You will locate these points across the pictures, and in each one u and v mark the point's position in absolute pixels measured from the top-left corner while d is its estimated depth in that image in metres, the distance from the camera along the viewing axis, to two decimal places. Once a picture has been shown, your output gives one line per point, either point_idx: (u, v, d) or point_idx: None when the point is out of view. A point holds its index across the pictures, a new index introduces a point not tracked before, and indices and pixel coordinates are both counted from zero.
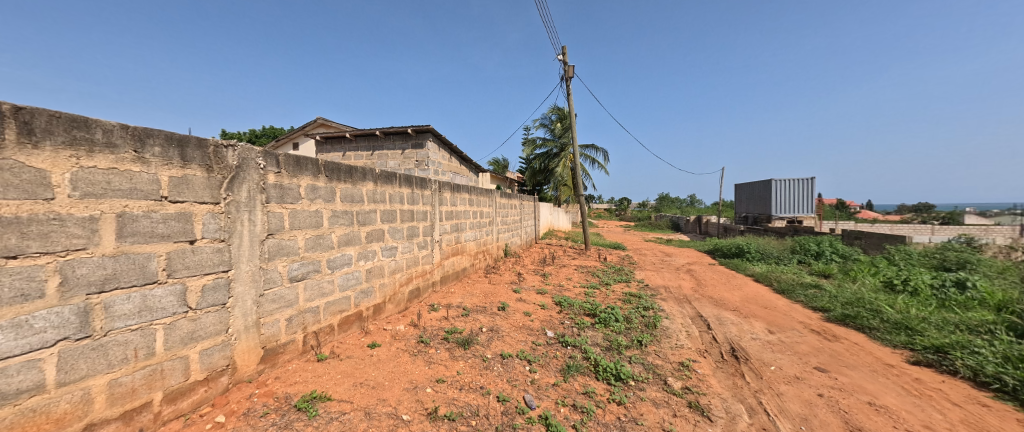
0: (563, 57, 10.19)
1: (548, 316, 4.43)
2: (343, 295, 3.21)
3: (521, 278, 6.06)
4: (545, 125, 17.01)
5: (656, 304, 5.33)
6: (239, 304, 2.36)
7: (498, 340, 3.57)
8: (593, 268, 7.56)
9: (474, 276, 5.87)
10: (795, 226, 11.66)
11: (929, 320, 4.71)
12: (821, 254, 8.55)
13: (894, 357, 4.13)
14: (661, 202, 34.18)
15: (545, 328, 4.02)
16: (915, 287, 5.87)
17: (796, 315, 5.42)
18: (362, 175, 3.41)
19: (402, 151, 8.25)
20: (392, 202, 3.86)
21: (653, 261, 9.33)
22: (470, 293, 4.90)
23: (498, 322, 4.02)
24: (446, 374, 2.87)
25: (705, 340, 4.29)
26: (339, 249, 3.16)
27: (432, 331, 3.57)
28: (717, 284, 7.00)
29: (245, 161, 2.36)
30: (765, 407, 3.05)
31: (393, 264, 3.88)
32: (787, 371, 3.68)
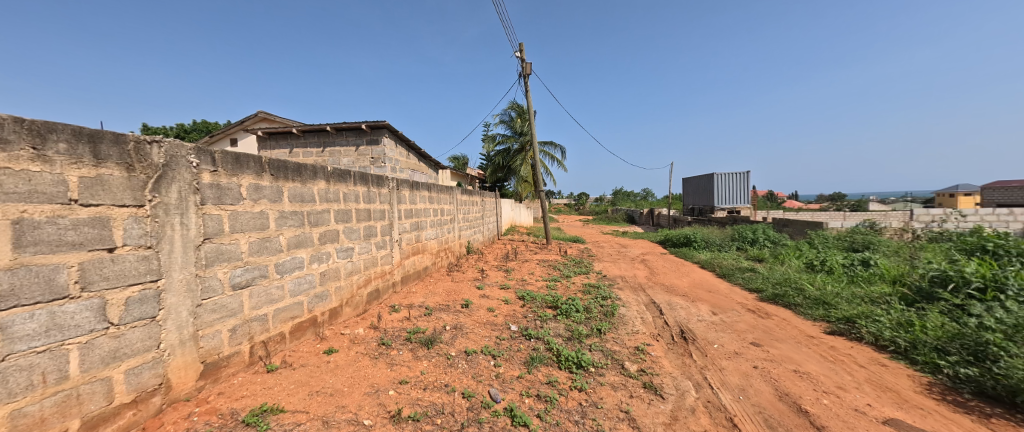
0: (519, 54, 10.22)
1: (512, 310, 4.46)
2: (295, 300, 3.06)
3: (483, 274, 6.05)
4: (504, 122, 17.01)
5: (614, 294, 5.52)
6: (172, 316, 2.17)
7: (462, 337, 3.54)
8: (555, 262, 7.68)
9: (436, 275, 5.78)
10: (734, 216, 12.52)
11: (843, 294, 5.23)
12: (755, 240, 9.23)
13: (814, 329, 4.55)
14: (618, 196, 35.38)
15: (508, 322, 4.05)
16: (829, 266, 6.49)
17: (736, 297, 5.81)
18: (312, 174, 3.26)
19: (355, 147, 7.94)
20: (347, 201, 3.71)
21: (610, 253, 9.63)
22: (431, 292, 4.83)
23: (462, 319, 3.99)
24: (409, 375, 2.81)
25: (658, 324, 4.50)
26: (289, 252, 3.00)
27: (394, 332, 3.49)
28: (669, 272, 7.34)
29: (174, 158, 2.17)
30: (710, 382, 3.25)
31: (349, 265, 3.73)
32: (728, 348, 3.95)
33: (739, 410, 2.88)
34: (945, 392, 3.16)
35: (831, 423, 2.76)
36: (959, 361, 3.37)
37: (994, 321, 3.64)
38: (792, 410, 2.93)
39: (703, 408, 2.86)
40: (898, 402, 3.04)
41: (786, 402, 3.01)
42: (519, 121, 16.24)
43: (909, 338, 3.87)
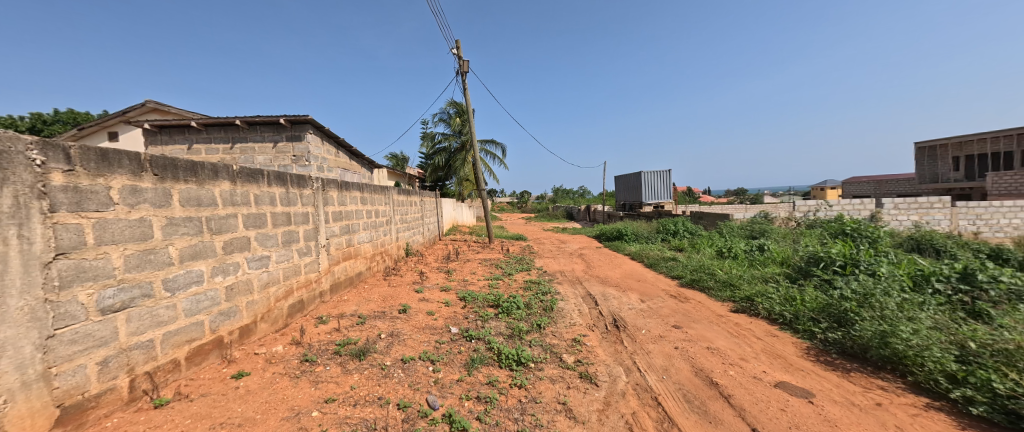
0: (457, 51, 10.04)
1: (453, 312, 4.37)
2: (192, 321, 2.71)
3: (423, 277, 5.88)
4: (443, 120, 16.70)
5: (553, 289, 5.66)
6: (8, 353, 1.81)
7: (399, 344, 3.40)
8: (497, 261, 7.68)
9: (370, 280, 5.50)
10: (659, 210, 13.50)
11: (744, 276, 5.86)
12: (676, 232, 10.01)
13: (723, 308, 5.05)
14: (557, 193, 36.50)
15: (448, 324, 3.97)
16: (734, 253, 7.22)
17: (661, 284, 6.26)
18: (213, 174, 2.92)
19: (273, 143, 7.31)
20: (259, 204, 3.38)
21: (550, 249, 9.86)
22: (365, 299, 4.58)
23: (399, 325, 3.83)
24: (337, 392, 2.63)
25: (594, 315, 4.69)
26: (183, 266, 2.66)
27: (320, 346, 3.25)
28: (603, 265, 7.69)
29: (5, 155, 1.82)
30: (638, 365, 3.46)
31: (264, 277, 3.41)
32: (654, 332, 4.22)
33: (662, 389, 3.10)
34: (819, 354, 3.71)
35: (736, 391, 3.08)
36: (827, 327, 4.03)
37: (850, 291, 4.40)
38: (705, 383, 3.21)
39: (632, 391, 3.03)
40: (787, 367, 3.48)
41: (700, 376, 3.30)
42: (459, 120, 16.07)
43: (792, 310, 4.49)
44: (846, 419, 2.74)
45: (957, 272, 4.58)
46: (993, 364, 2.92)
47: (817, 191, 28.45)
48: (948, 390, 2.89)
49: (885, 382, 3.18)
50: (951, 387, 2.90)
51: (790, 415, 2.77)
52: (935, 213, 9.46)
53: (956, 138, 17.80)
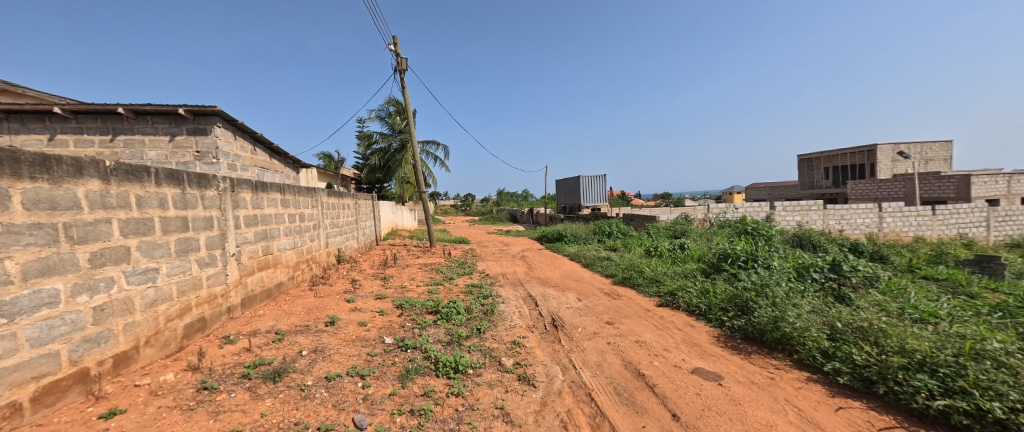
0: (394, 48, 9.69)
1: (388, 321, 4.17)
2: (41, 353, 2.26)
3: (356, 285, 5.54)
4: (381, 118, 16.06)
5: (494, 292, 5.63)
6: None
7: (324, 361, 3.15)
8: (437, 265, 7.48)
9: (292, 291, 5.05)
10: (595, 213, 14.12)
11: (668, 272, 6.30)
12: (611, 233, 10.53)
13: (650, 303, 5.39)
14: (500, 196, 36.74)
15: (382, 335, 3.78)
16: (660, 252, 7.74)
17: (597, 283, 6.51)
18: (81, 170, 2.50)
19: (169, 137, 6.47)
20: (145, 207, 2.95)
21: (493, 252, 9.85)
22: (285, 313, 4.18)
23: (324, 340, 3.56)
24: (243, 421, 2.36)
25: (534, 316, 4.73)
26: (28, 285, 2.22)
27: (224, 370, 2.89)
28: (544, 266, 7.83)
29: None
30: (574, 363, 3.55)
31: (151, 294, 2.96)
32: (589, 330, 4.37)
33: (595, 384, 3.21)
34: (728, 340, 4.12)
35: (660, 381, 3.28)
36: (733, 315, 4.48)
37: (750, 283, 4.94)
38: (633, 375, 3.38)
39: (568, 389, 3.10)
40: (702, 354, 3.80)
41: (629, 369, 3.48)
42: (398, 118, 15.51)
43: (705, 302, 4.93)
44: (749, 398, 3.05)
45: (827, 263, 5.30)
46: (853, 338, 3.45)
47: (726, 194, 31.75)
48: (823, 365, 3.38)
49: (778, 361, 3.63)
50: (826, 362, 3.39)
51: (704, 399, 3.02)
52: (812, 214, 10.97)
53: (826, 153, 21.09)
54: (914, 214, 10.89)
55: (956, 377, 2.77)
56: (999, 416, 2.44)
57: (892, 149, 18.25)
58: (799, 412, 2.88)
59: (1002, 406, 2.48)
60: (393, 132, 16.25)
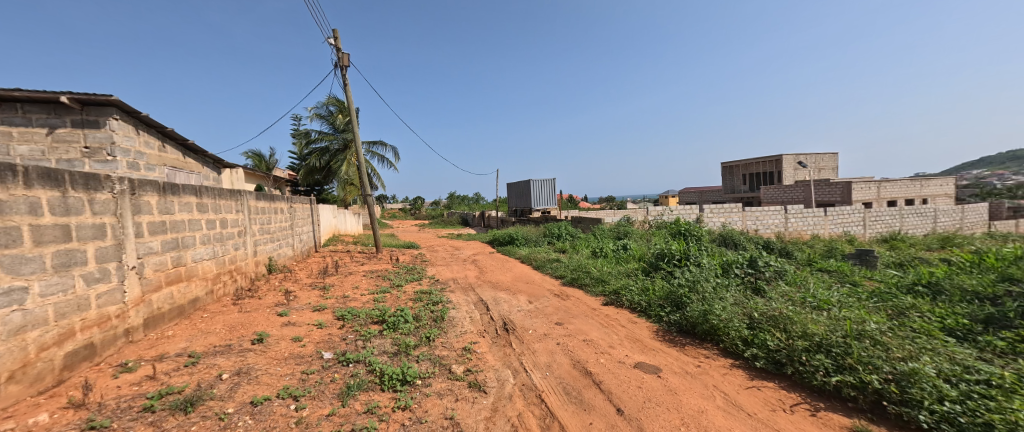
0: (334, 41, 9.21)
1: (327, 335, 3.90)
2: None
3: (291, 297, 5.14)
4: (322, 116, 15.20)
5: (444, 297, 5.49)
6: None
7: (250, 383, 2.86)
8: (384, 272, 7.18)
9: (211, 307, 4.54)
10: (546, 216, 14.36)
11: (613, 272, 6.52)
12: (560, 235, 10.73)
13: (597, 302, 5.55)
14: (450, 200, 36.24)
15: (321, 350, 3.53)
16: (605, 252, 8.01)
17: (547, 285, 6.58)
18: None
19: (50, 129, 5.54)
20: (8, 214, 2.51)
21: (443, 256, 9.66)
22: (200, 333, 3.74)
23: (252, 359, 3.24)
24: None
25: (485, 321, 4.67)
26: None
27: (126, 401, 2.52)
28: (495, 270, 7.79)
29: None
30: (525, 366, 3.54)
31: (17, 318, 2.50)
32: (539, 331, 4.39)
33: (545, 385, 3.22)
34: (665, 334, 4.35)
35: (606, 377, 3.37)
36: (668, 310, 4.74)
37: (684, 279, 5.26)
38: (580, 373, 3.44)
39: (518, 392, 3.08)
40: (644, 349, 3.97)
41: (577, 368, 3.53)
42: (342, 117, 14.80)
43: (645, 299, 5.17)
44: (685, 387, 3.23)
45: (745, 260, 5.78)
46: (766, 326, 3.79)
47: (663, 198, 33.84)
48: (743, 351, 3.69)
49: (707, 351, 3.90)
50: (745, 348, 3.70)
51: (645, 391, 3.14)
52: (733, 216, 11.92)
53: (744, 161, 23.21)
54: (811, 215, 12.25)
55: (845, 354, 3.16)
56: (877, 387, 2.85)
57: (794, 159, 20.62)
58: (725, 396, 3.10)
59: (879, 378, 2.88)
60: (335, 131, 15.47)
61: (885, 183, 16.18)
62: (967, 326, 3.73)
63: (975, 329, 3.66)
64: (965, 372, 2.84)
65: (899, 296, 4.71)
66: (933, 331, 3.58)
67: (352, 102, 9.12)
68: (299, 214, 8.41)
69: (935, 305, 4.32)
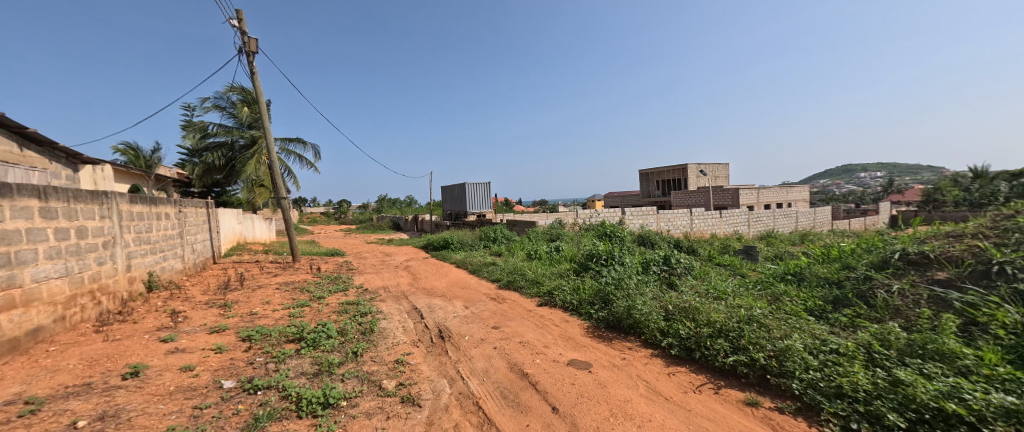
0: (238, 24, 8.32)
1: (228, 360, 3.43)
2: None
3: (184, 320, 4.46)
4: (225, 109, 13.64)
5: (374, 308, 5.16)
6: None
7: (124, 427, 2.40)
8: (303, 283, 6.57)
9: (62, 337, 3.72)
10: (482, 219, 14.29)
11: (546, 273, 6.65)
12: (496, 239, 10.72)
13: (533, 304, 5.58)
14: (381, 202, 34.67)
15: (220, 378, 3.08)
16: (539, 254, 8.15)
17: (483, 289, 6.49)
18: None
19: None
20: None
21: (372, 264, 9.15)
22: (44, 372, 3.02)
23: (131, 396, 2.74)
24: None
25: (419, 330, 4.46)
26: None
27: None
28: (430, 276, 7.53)
29: None
30: (461, 373, 3.42)
31: None
32: (476, 337, 4.29)
33: (482, 392, 3.13)
34: (594, 330, 4.50)
35: (541, 377, 3.37)
36: (597, 307, 4.91)
37: (611, 278, 5.52)
38: (517, 376, 3.40)
39: (455, 402, 2.96)
40: (576, 346, 4.06)
41: (514, 370, 3.50)
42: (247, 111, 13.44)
43: (577, 298, 5.31)
44: (613, 379, 3.34)
45: (661, 257, 6.23)
46: (679, 316, 4.09)
47: (590, 201, 35.58)
48: (660, 341, 3.93)
49: (631, 343, 4.10)
50: (662, 337, 3.95)
51: (578, 387, 3.20)
52: (650, 218, 12.84)
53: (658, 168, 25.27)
54: (710, 216, 13.65)
55: (739, 337, 3.55)
56: (762, 363, 3.23)
57: (696, 168, 23.19)
58: (647, 384, 3.26)
59: (764, 355, 3.28)
60: (241, 126, 14.08)
61: (761, 190, 18.87)
62: (821, 306, 4.37)
63: (828, 308, 4.31)
64: (822, 345, 3.34)
65: (775, 283, 5.42)
66: (799, 312, 4.17)
67: (261, 93, 8.30)
68: (191, 221, 7.39)
69: (799, 290, 5.01)
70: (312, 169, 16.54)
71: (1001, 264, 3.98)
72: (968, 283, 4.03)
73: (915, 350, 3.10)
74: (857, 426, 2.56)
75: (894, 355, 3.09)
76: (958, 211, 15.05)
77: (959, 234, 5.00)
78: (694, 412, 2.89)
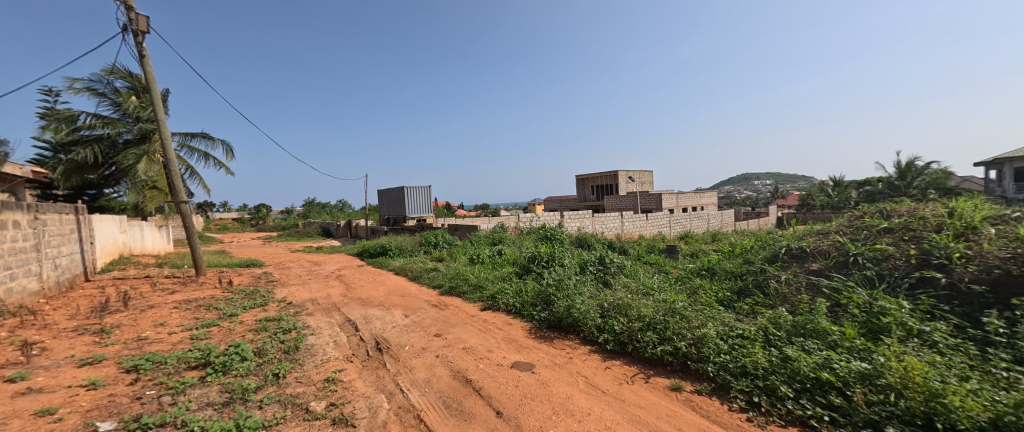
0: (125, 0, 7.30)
1: (108, 397, 2.90)
2: None
3: (48, 353, 3.72)
4: (107, 100, 11.89)
5: (299, 323, 4.74)
6: None
7: None
8: (213, 300, 5.87)
9: None
10: (421, 224, 13.90)
11: (490, 277, 6.59)
12: (437, 244, 10.45)
13: (475, 308, 5.49)
14: (309, 207, 32.37)
15: (96, 420, 2.60)
16: (482, 258, 8.07)
17: (424, 296, 6.26)
18: None
19: None
20: None
21: (298, 274, 8.47)
22: None
23: None
24: None
25: (352, 343, 4.17)
26: None
27: None
28: (365, 285, 7.11)
29: None
30: (401, 386, 3.24)
31: None
32: (417, 346, 4.10)
33: (423, 404, 2.98)
34: (536, 331, 4.52)
35: (485, 382, 3.29)
36: (539, 308, 4.95)
37: (551, 279, 5.60)
38: (460, 383, 3.30)
39: (394, 417, 2.78)
40: (519, 348, 4.03)
41: (457, 378, 3.38)
42: (133, 98, 12.01)
43: (519, 301, 5.32)
44: (554, 378, 3.36)
45: (597, 258, 6.47)
46: (613, 313, 4.25)
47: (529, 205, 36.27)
48: (597, 337, 4.04)
49: (571, 341, 4.17)
50: (599, 334, 4.06)
51: (521, 389, 3.17)
52: (587, 221, 13.34)
53: (592, 174, 26.40)
54: (638, 218, 14.50)
55: (664, 329, 3.75)
56: (684, 350, 3.44)
57: (626, 174, 24.60)
58: (586, 380, 3.33)
59: (685, 344, 3.50)
60: (122, 116, 12.50)
61: (681, 194, 20.54)
62: (729, 297, 4.80)
63: (734, 298, 4.74)
64: (730, 331, 3.64)
65: (693, 278, 5.86)
66: (712, 303, 4.54)
67: (154, 80, 7.34)
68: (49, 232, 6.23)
69: (712, 283, 5.47)
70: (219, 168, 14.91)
71: (855, 256, 4.68)
72: (833, 271, 4.67)
73: (799, 330, 3.52)
74: (758, 399, 2.83)
75: (785, 335, 3.48)
76: (826, 214, 17.78)
77: (826, 232, 5.78)
78: (628, 401, 2.99)
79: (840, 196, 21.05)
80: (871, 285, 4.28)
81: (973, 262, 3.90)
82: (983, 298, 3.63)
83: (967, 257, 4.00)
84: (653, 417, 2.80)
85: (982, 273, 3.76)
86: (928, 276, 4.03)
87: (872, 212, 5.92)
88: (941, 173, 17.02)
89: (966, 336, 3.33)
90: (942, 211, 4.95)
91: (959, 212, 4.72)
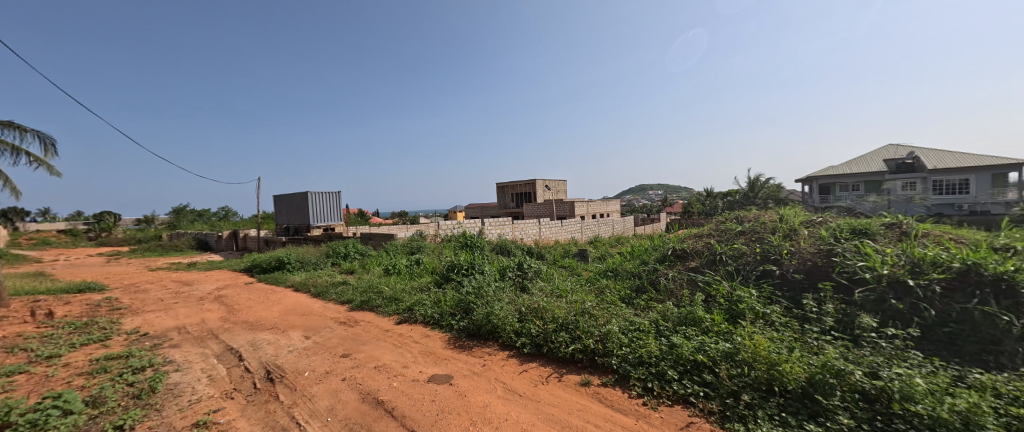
0: None
1: None
2: None
3: None
4: None
5: (158, 359, 3.94)
6: None
7: None
8: (34, 338, 4.62)
9: None
10: (329, 233, 12.80)
11: (407, 288, 6.23)
12: (347, 254, 9.66)
13: (389, 322, 5.13)
14: (184, 215, 27.83)
15: None
16: (398, 269, 7.64)
17: (329, 313, 5.69)
18: None
19: None
20: None
21: (164, 298, 7.14)
22: None
23: None
24: None
25: (234, 376, 3.58)
26: None
27: None
28: (256, 306, 6.24)
29: None
30: (298, 419, 2.85)
31: None
32: (319, 371, 3.67)
33: None
34: (455, 341, 4.35)
35: (398, 401, 3.05)
36: (458, 318, 4.79)
37: (471, 287, 5.48)
38: (370, 405, 3.01)
39: None
40: (436, 361, 3.83)
41: (366, 400, 3.09)
42: None
43: (437, 311, 5.10)
44: (471, 387, 3.25)
45: (515, 264, 6.51)
46: (530, 317, 4.26)
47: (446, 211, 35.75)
48: (514, 341, 4.02)
49: (490, 348, 4.09)
50: (516, 338, 4.04)
51: (436, 403, 3.00)
52: (506, 227, 13.47)
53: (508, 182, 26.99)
54: (553, 224, 15.08)
55: (575, 328, 3.87)
56: (591, 347, 3.57)
57: (541, 183, 25.58)
58: (503, 385, 3.27)
59: (592, 340, 3.63)
60: None
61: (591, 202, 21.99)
62: (628, 294, 5.14)
63: (633, 295, 5.09)
64: (630, 325, 3.87)
65: (598, 279, 6.21)
66: (615, 300, 4.82)
67: None
68: None
69: (615, 282, 5.83)
70: (44, 166, 11.97)
71: (721, 255, 5.33)
72: (707, 268, 5.28)
73: (683, 320, 3.88)
74: (651, 385, 3.03)
75: (670, 325, 3.81)
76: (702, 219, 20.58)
77: (701, 234, 6.56)
78: (542, 401, 2.99)
79: (710, 204, 24.50)
80: (730, 277, 4.93)
81: (795, 257, 4.72)
82: (802, 283, 4.41)
83: (791, 253, 4.81)
84: (564, 413, 2.83)
85: (801, 264, 4.58)
86: (768, 269, 4.74)
87: (732, 217, 6.86)
88: (776, 186, 20.86)
89: (792, 314, 3.93)
90: (776, 217, 5.93)
91: (785, 217, 5.69)
